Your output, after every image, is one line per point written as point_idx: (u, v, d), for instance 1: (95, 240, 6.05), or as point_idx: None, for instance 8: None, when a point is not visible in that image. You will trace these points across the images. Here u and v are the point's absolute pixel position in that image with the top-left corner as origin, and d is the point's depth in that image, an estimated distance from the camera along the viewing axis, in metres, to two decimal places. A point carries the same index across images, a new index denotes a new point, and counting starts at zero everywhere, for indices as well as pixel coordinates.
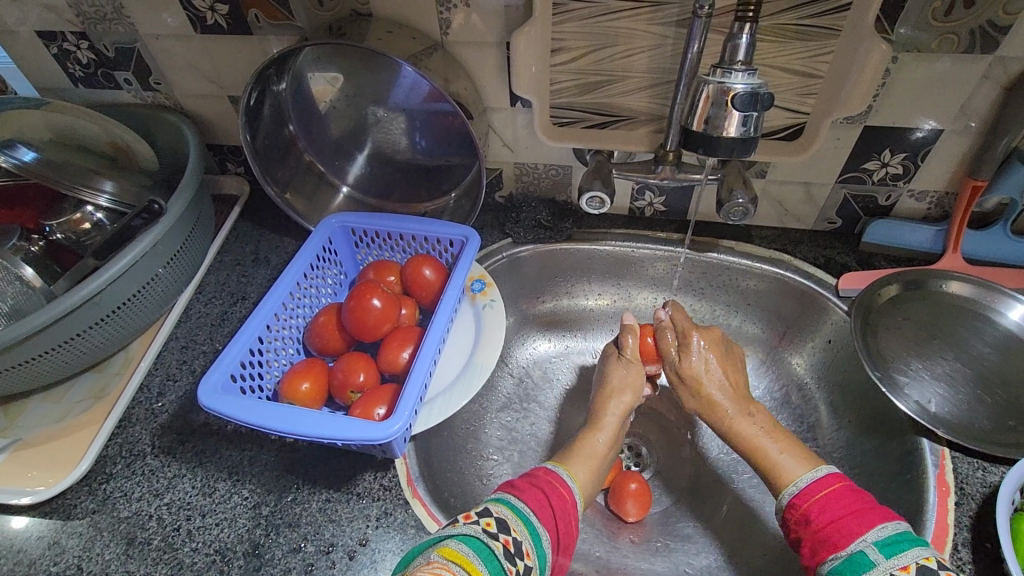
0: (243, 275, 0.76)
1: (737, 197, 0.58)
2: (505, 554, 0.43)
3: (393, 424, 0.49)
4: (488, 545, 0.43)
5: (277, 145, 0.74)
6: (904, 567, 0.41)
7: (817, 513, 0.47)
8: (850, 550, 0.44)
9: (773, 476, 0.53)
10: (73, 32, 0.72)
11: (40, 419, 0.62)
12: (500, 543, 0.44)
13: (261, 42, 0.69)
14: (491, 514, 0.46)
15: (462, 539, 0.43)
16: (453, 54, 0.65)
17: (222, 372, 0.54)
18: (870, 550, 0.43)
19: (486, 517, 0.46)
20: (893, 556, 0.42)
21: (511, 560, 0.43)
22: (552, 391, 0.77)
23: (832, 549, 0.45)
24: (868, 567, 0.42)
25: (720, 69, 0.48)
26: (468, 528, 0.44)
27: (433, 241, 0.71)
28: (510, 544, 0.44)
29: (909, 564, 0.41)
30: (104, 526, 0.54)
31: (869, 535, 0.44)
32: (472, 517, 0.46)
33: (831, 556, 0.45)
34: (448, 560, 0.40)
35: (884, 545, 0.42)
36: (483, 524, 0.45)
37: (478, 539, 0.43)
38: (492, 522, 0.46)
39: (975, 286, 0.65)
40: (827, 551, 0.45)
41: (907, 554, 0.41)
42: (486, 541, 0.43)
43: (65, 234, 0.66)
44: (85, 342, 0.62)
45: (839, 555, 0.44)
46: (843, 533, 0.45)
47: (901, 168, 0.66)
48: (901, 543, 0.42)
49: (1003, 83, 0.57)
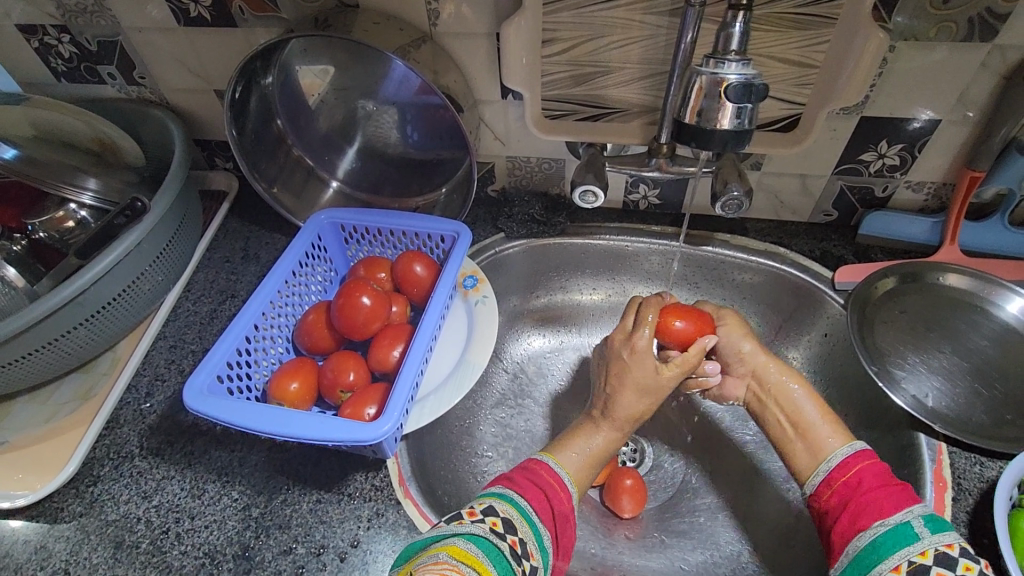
0: (232, 273, 0.75)
1: (732, 190, 0.57)
2: (513, 554, 0.43)
3: (383, 424, 0.48)
4: (496, 546, 0.43)
5: (264, 139, 0.73)
6: (948, 544, 0.41)
7: (868, 480, 0.48)
8: (897, 519, 0.44)
9: (815, 443, 0.54)
10: (54, 26, 0.70)
11: (25, 422, 0.61)
12: (507, 543, 0.44)
13: (246, 35, 0.67)
14: (497, 513, 0.45)
15: (471, 539, 0.42)
16: (442, 45, 0.64)
17: (208, 373, 0.53)
18: (915, 522, 0.43)
19: (492, 516, 0.45)
20: (939, 533, 0.42)
21: (518, 560, 0.43)
22: (546, 387, 0.76)
23: (876, 516, 0.45)
24: (912, 537, 0.42)
25: (714, 59, 0.47)
26: (475, 526, 0.44)
27: (424, 237, 0.69)
28: (517, 544, 0.44)
29: (953, 542, 0.41)
30: (91, 529, 0.53)
31: (917, 508, 0.44)
32: (476, 515, 0.45)
33: (875, 522, 0.45)
34: (459, 560, 0.40)
35: (931, 521, 0.43)
36: (490, 524, 0.44)
37: (487, 540, 0.43)
38: (498, 521, 0.45)
39: (973, 278, 0.64)
40: (869, 519, 0.45)
41: (950, 535, 0.42)
42: (494, 541, 0.43)
43: (48, 233, 0.64)
44: (70, 342, 0.61)
45: (884, 522, 0.44)
46: (891, 501, 0.46)
47: (898, 159, 0.65)
48: (944, 525, 0.43)
49: (1002, 73, 0.56)
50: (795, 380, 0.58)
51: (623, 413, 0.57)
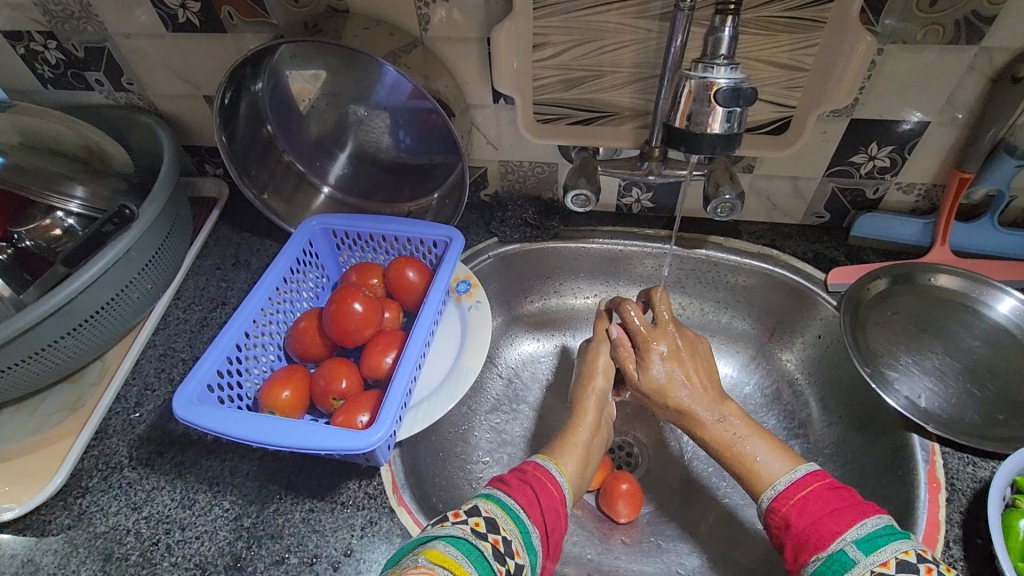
0: (223, 280, 0.75)
1: (724, 193, 0.57)
2: (494, 554, 0.43)
3: (375, 432, 0.48)
4: (476, 548, 0.42)
5: (254, 145, 0.72)
6: (884, 563, 0.41)
7: (796, 515, 0.47)
8: (831, 550, 0.43)
9: (752, 479, 0.52)
10: (41, 32, 0.69)
11: (12, 433, 0.60)
12: (488, 544, 0.43)
13: (236, 40, 0.67)
14: (479, 514, 0.45)
15: (451, 541, 0.42)
16: (432, 50, 0.64)
17: (197, 383, 0.52)
18: (849, 549, 0.43)
19: (475, 517, 0.45)
20: (873, 552, 0.41)
21: (501, 560, 0.43)
22: (541, 391, 0.76)
23: (812, 551, 0.44)
24: (849, 564, 0.42)
25: (703, 64, 0.47)
26: (456, 528, 0.43)
27: (417, 243, 0.69)
28: (499, 543, 0.43)
29: (888, 559, 0.41)
30: (79, 542, 0.52)
31: (848, 533, 0.43)
32: (461, 515, 0.45)
33: (812, 558, 0.44)
34: (434, 562, 0.40)
35: (864, 542, 0.42)
36: (472, 525, 0.44)
37: (466, 542, 0.42)
38: (481, 522, 0.45)
39: (964, 278, 0.64)
40: (807, 554, 0.45)
41: (887, 549, 0.41)
42: (474, 543, 0.43)
43: (35, 241, 0.62)
44: (58, 351, 0.60)
45: (820, 557, 0.44)
46: (822, 534, 0.44)
47: (888, 161, 0.66)
48: (880, 539, 0.42)
49: (990, 75, 0.56)
50: (735, 413, 0.57)
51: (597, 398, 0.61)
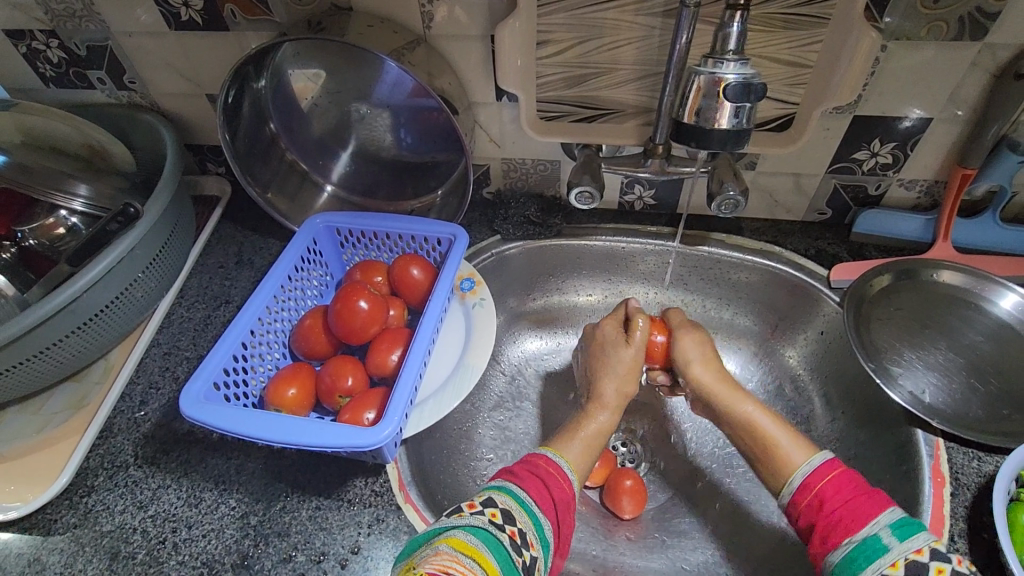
0: (226, 279, 0.74)
1: (727, 190, 0.58)
2: (512, 544, 0.43)
3: (383, 429, 0.48)
4: (495, 537, 0.42)
5: (257, 143, 0.72)
6: (919, 550, 0.41)
7: (829, 496, 0.47)
8: (864, 533, 0.43)
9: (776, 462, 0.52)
10: (42, 31, 0.69)
11: (16, 432, 0.60)
12: (506, 534, 0.43)
13: (238, 39, 0.67)
14: (496, 505, 0.45)
15: (470, 530, 0.42)
16: (436, 48, 0.64)
17: (204, 381, 0.52)
18: (883, 533, 0.43)
19: (491, 508, 0.45)
20: (907, 539, 0.42)
21: (518, 551, 0.43)
22: (545, 388, 0.76)
23: (844, 533, 0.44)
24: (882, 550, 0.42)
25: (712, 59, 0.47)
26: (473, 518, 0.44)
27: (421, 240, 0.69)
28: (516, 535, 0.44)
29: (922, 547, 0.41)
30: (86, 541, 0.52)
31: (882, 517, 0.44)
32: (476, 507, 0.45)
33: (844, 541, 0.44)
34: (458, 551, 0.40)
35: (898, 527, 0.43)
36: (489, 515, 0.44)
37: (485, 531, 0.42)
38: (497, 512, 0.45)
39: (968, 275, 0.64)
40: (839, 536, 0.44)
41: (919, 537, 0.42)
42: (493, 533, 0.43)
43: (38, 240, 0.62)
44: (63, 350, 0.60)
45: (853, 539, 0.44)
46: (855, 517, 0.44)
47: (891, 157, 0.66)
48: (911, 526, 0.43)
49: (993, 71, 0.57)
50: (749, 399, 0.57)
51: (611, 393, 0.61)
